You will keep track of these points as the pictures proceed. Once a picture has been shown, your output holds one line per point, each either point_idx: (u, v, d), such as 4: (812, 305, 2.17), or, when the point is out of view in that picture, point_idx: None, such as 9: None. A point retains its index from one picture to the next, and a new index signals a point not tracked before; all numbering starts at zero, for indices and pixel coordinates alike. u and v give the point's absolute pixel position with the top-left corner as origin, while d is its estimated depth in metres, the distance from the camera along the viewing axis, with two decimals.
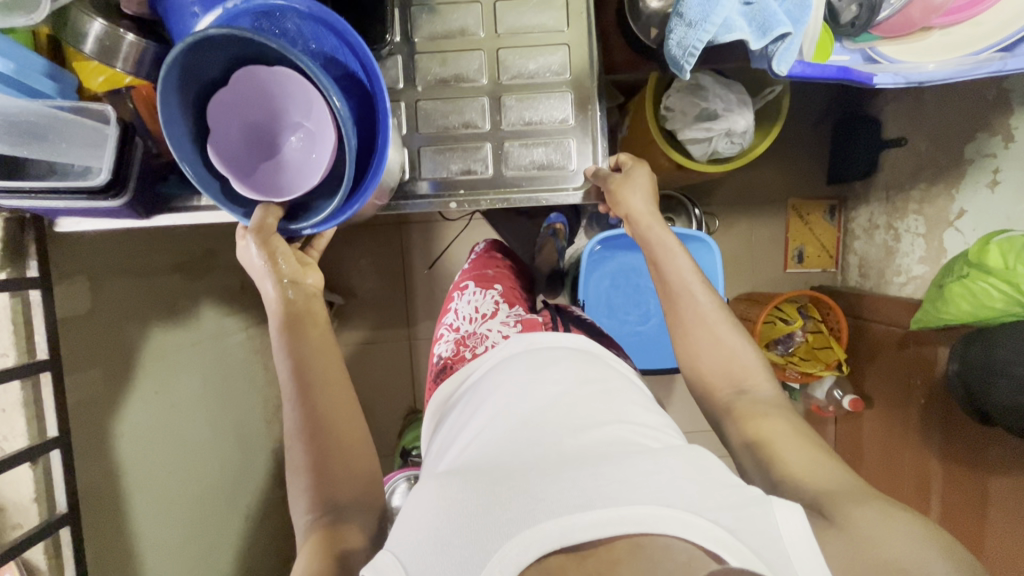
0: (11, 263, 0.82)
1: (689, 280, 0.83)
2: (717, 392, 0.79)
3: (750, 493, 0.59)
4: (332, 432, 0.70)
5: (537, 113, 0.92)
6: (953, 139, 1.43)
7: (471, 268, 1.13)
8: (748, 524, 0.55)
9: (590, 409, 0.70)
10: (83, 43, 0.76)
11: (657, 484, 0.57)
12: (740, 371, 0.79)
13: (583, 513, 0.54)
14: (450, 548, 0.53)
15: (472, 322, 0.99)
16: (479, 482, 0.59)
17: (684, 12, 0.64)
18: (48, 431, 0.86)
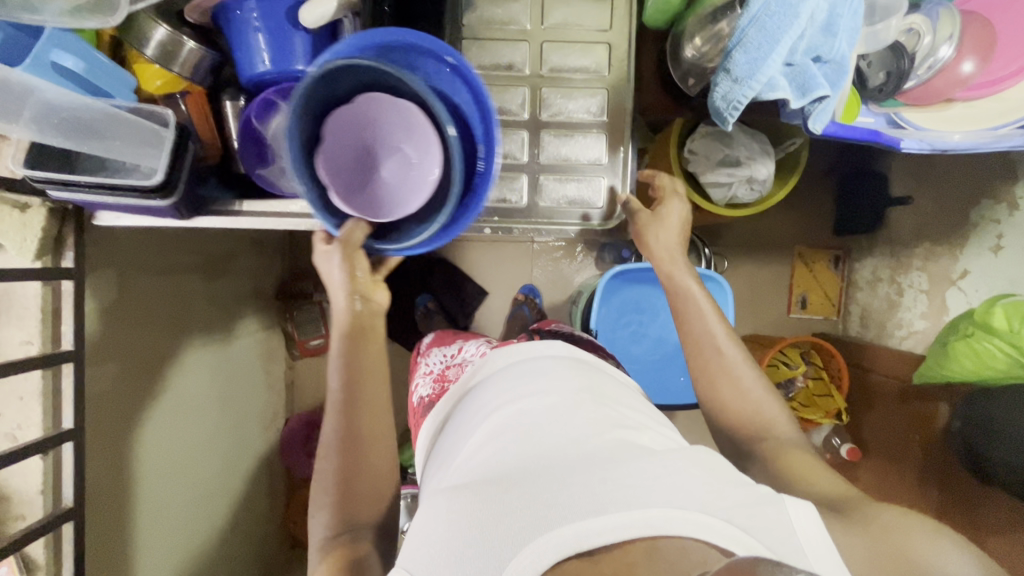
0: (49, 254, 0.82)
1: (712, 329, 0.86)
2: (738, 436, 0.81)
3: (761, 492, 0.62)
4: (362, 447, 0.74)
5: (573, 149, 0.96)
6: (960, 202, 1.49)
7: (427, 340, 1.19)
8: (760, 524, 0.57)
9: (589, 415, 0.71)
10: (146, 48, 0.80)
11: (671, 486, 0.59)
12: (761, 420, 0.80)
13: (596, 518, 0.55)
14: (468, 556, 0.54)
15: (448, 359, 1.05)
16: (490, 492, 0.60)
17: (731, 68, 0.67)
18: (62, 423, 0.85)
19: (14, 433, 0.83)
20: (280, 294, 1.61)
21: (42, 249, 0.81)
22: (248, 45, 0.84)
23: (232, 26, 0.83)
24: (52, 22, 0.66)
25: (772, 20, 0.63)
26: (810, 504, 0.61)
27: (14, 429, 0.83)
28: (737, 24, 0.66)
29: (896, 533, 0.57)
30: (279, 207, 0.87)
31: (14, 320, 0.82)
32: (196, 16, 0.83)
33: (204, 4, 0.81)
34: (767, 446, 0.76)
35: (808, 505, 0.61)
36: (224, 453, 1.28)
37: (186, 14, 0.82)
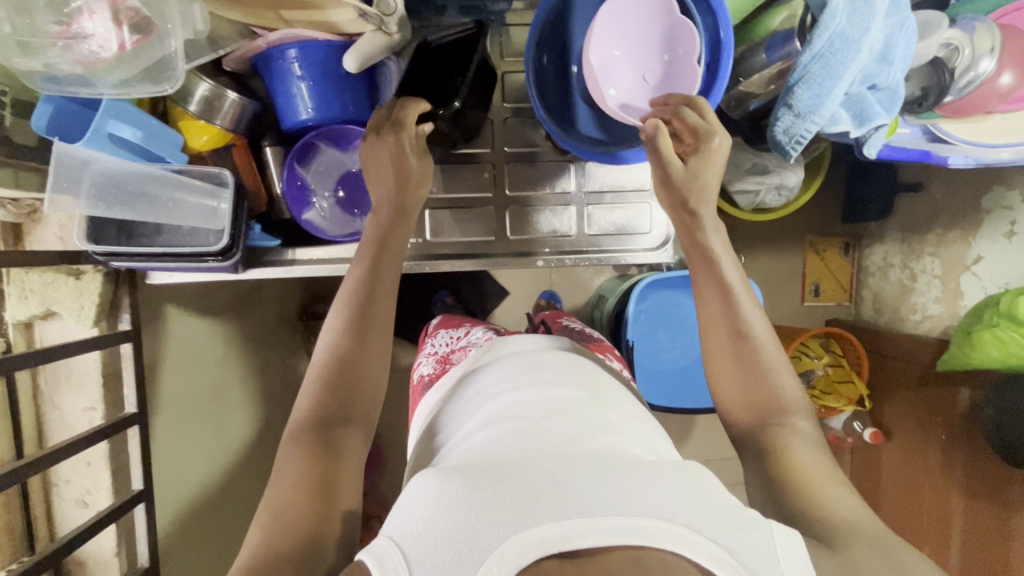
0: (104, 318, 0.81)
1: (731, 281, 0.70)
2: (739, 418, 0.67)
3: (749, 514, 0.52)
4: (370, 361, 0.65)
5: (621, 178, 0.93)
6: (970, 188, 1.53)
7: (435, 325, 1.17)
8: (750, 547, 0.48)
9: (584, 429, 0.67)
10: (189, 103, 0.78)
11: (658, 493, 0.52)
12: (767, 397, 0.66)
13: (584, 517, 0.48)
14: (449, 540, 0.48)
15: (455, 341, 1.04)
16: (481, 479, 0.53)
17: (794, 103, 0.67)
18: (131, 484, 0.85)
19: (84, 499, 0.83)
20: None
21: (99, 315, 0.80)
22: (289, 91, 0.83)
23: (274, 75, 0.82)
24: (106, 93, 0.65)
25: (835, 57, 0.64)
26: (799, 534, 0.51)
27: (85, 493, 0.83)
28: (797, 61, 0.66)
29: (875, 556, 0.51)
30: (336, 254, 0.91)
31: (75, 387, 0.81)
32: (234, 65, 0.84)
33: (248, 54, 0.81)
34: (773, 431, 0.65)
35: (797, 535, 0.51)
36: None
37: (225, 63, 0.83)
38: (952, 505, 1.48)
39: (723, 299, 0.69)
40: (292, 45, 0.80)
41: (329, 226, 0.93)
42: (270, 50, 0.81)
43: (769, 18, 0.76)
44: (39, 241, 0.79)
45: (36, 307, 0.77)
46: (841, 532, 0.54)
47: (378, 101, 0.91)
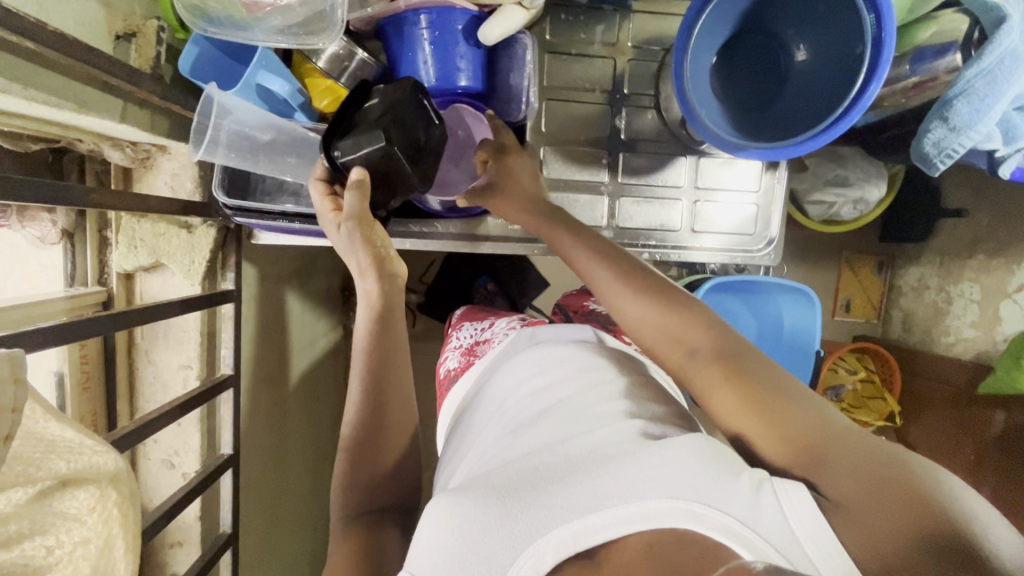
0: (208, 276, 0.79)
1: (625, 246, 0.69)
2: (670, 359, 0.63)
3: (759, 476, 0.50)
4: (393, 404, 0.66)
5: (730, 176, 0.92)
6: (1017, 218, 1.55)
7: (458, 316, 1.07)
8: (767, 515, 0.46)
9: (599, 397, 0.63)
10: (319, 58, 0.75)
11: (669, 471, 0.50)
12: (682, 330, 0.62)
13: (594, 514, 0.49)
14: (466, 563, 0.48)
15: (479, 334, 0.95)
16: (491, 491, 0.53)
17: (951, 117, 0.68)
18: (220, 449, 0.82)
19: (171, 460, 0.80)
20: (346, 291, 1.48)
21: (205, 272, 0.77)
22: (416, 59, 0.81)
23: (404, 40, 0.80)
24: (260, 41, 0.62)
25: (1002, 74, 0.64)
26: (800, 484, 0.48)
27: (171, 454, 0.80)
28: (959, 75, 0.66)
29: (856, 481, 0.46)
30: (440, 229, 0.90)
31: (171, 344, 0.78)
32: (360, 25, 0.81)
33: (378, 16, 0.79)
34: (703, 362, 0.60)
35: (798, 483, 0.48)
36: (310, 462, 1.25)
37: (352, 23, 0.81)
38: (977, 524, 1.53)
39: (608, 270, 0.67)
40: (425, 10, 0.77)
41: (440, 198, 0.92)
42: (405, 13, 0.78)
43: (918, 29, 0.75)
44: (147, 189, 0.75)
45: (145, 259, 0.73)
46: (831, 467, 0.48)
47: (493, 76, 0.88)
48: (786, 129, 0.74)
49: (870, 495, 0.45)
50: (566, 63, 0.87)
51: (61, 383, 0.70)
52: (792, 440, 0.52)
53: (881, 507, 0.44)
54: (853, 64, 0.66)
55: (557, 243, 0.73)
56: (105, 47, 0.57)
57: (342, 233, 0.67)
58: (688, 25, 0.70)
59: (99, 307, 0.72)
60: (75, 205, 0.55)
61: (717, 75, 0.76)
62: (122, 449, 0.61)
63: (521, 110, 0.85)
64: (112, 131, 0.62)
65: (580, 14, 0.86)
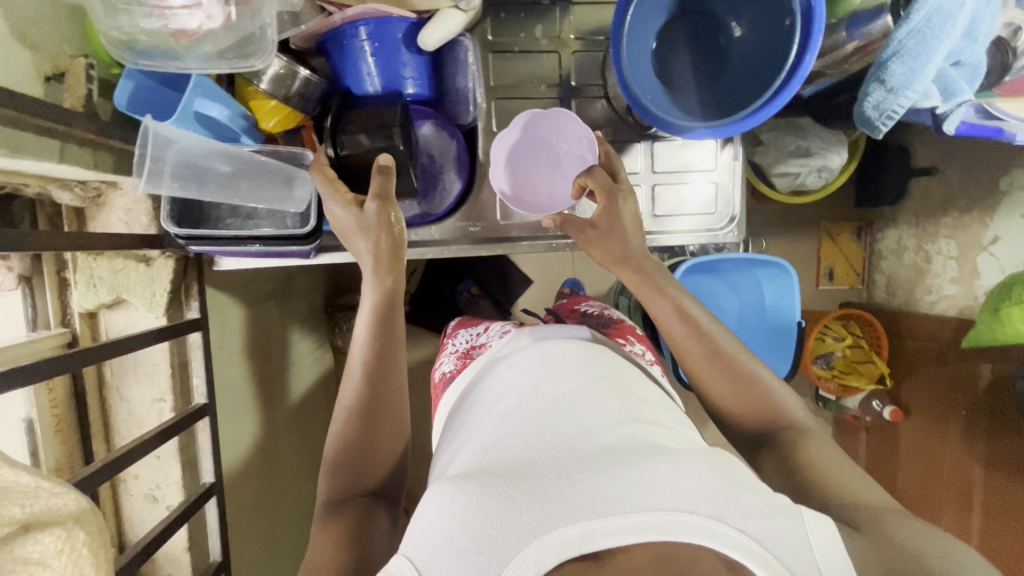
0: (172, 307, 0.78)
1: (700, 316, 0.78)
2: (748, 426, 0.74)
3: (779, 503, 0.55)
4: (392, 406, 0.68)
5: (686, 157, 0.93)
6: (986, 172, 1.56)
7: (453, 326, 1.11)
8: (776, 534, 0.51)
9: (603, 406, 0.65)
10: (261, 80, 0.75)
11: (682, 484, 0.53)
12: (769, 409, 0.73)
13: (604, 517, 0.50)
14: (467, 552, 0.49)
15: (474, 338, 0.98)
16: (497, 485, 0.54)
17: (887, 79, 0.68)
18: (202, 477, 0.82)
19: (153, 494, 0.80)
20: (329, 309, 1.47)
21: (168, 303, 0.77)
22: (359, 72, 0.80)
23: (345, 53, 0.80)
24: (194, 69, 0.62)
25: (932, 32, 0.65)
26: (827, 522, 0.54)
27: (153, 489, 0.80)
28: (891, 37, 0.67)
29: (904, 533, 0.55)
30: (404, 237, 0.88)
31: (142, 378, 0.78)
32: (301, 43, 0.81)
33: (318, 31, 0.79)
34: (785, 436, 0.71)
35: (829, 522, 0.54)
36: (304, 483, 1.25)
37: (292, 41, 0.81)
38: (974, 480, 1.53)
39: (702, 339, 0.76)
40: (367, 22, 0.78)
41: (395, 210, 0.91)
42: (343, 27, 0.78)
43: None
44: (103, 226, 0.75)
45: (105, 296, 0.73)
46: (876, 518, 0.57)
47: (443, 82, 0.88)
48: (731, 105, 0.74)
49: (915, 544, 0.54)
50: (511, 61, 0.87)
51: (31, 428, 0.69)
52: (838, 490, 0.63)
53: (906, 559, 0.53)
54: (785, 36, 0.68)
55: (641, 291, 0.81)
56: (34, 89, 0.57)
57: (368, 210, 0.70)
58: (622, 9, 0.70)
59: (64, 349, 0.72)
60: (11, 247, 0.53)
61: (658, 58, 0.76)
62: (92, 489, 0.61)
63: (470, 112, 0.87)
64: (53, 172, 0.62)
65: (519, 11, 0.86)
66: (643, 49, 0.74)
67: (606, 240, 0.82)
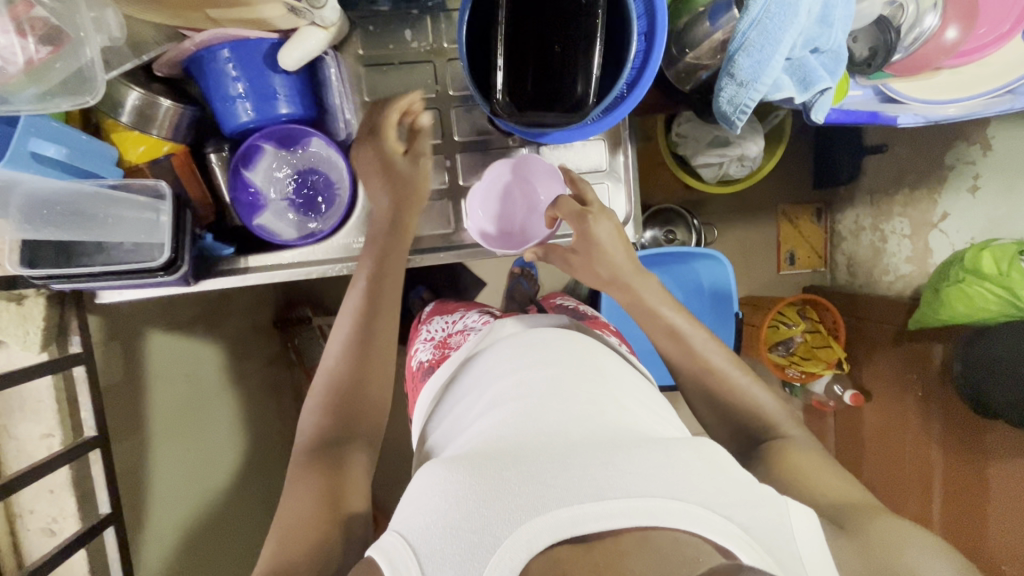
0: (53, 342, 0.79)
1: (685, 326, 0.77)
2: (734, 437, 0.73)
3: (762, 491, 0.54)
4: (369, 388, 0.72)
5: (574, 160, 0.92)
6: (931, 146, 1.49)
7: (428, 311, 1.06)
8: (762, 523, 0.50)
9: (591, 396, 0.64)
10: (120, 114, 0.76)
11: (672, 471, 0.52)
12: (753, 415, 0.72)
13: (596, 500, 0.48)
14: (459, 532, 0.48)
15: (451, 326, 0.93)
16: (487, 466, 0.53)
17: (736, 73, 0.67)
18: (99, 508, 0.83)
19: (51, 527, 0.82)
20: (280, 323, 1.45)
21: (46, 339, 0.78)
22: (226, 96, 0.80)
23: (208, 79, 0.79)
24: (24, 110, 0.61)
25: (772, 22, 0.63)
26: (817, 521, 0.53)
27: (50, 522, 0.81)
28: (736, 29, 0.65)
29: (884, 537, 0.54)
30: (291, 257, 0.88)
31: (30, 415, 0.80)
32: (166, 71, 0.80)
33: (176, 58, 0.77)
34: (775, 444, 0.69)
35: (815, 519, 0.54)
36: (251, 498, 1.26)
37: (155, 69, 0.79)
38: (931, 461, 1.48)
39: (675, 342, 0.76)
40: (225, 45, 0.76)
41: (284, 228, 0.90)
42: (200, 52, 0.77)
43: None
44: None
45: None
46: (860, 522, 0.56)
47: (322, 97, 0.88)
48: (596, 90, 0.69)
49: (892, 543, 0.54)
50: (385, 74, 0.87)
51: None
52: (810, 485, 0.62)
53: (884, 555, 0.53)
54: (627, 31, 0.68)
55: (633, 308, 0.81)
56: None
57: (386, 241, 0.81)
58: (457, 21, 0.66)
59: None
60: None
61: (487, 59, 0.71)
62: None
63: (343, 128, 0.88)
64: None
65: (388, 23, 0.85)
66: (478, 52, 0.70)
67: (590, 264, 0.81)
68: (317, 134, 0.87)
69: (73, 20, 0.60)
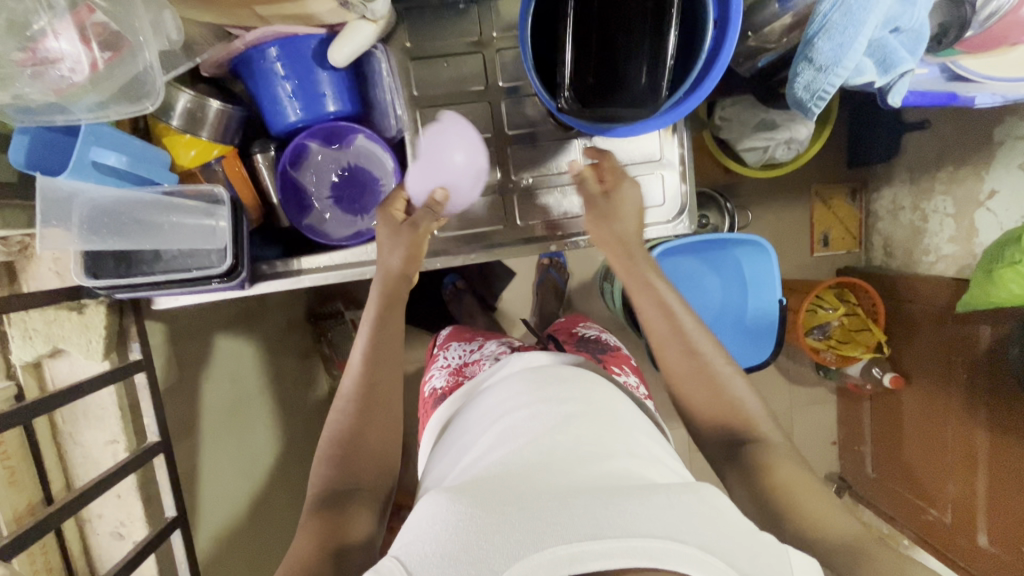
0: (114, 350, 0.79)
1: (682, 322, 0.73)
2: (710, 436, 0.71)
3: (765, 538, 0.51)
4: (376, 418, 0.70)
5: (626, 151, 0.89)
6: (980, 122, 1.43)
7: (445, 336, 1.10)
8: (765, 572, 0.48)
9: (596, 437, 0.62)
10: (172, 117, 0.74)
11: (677, 513, 0.49)
12: (739, 421, 0.69)
13: (595, 539, 0.45)
14: (458, 562, 0.46)
15: (467, 354, 0.97)
16: (489, 500, 0.50)
17: (814, 57, 0.64)
18: (165, 511, 0.84)
19: (120, 531, 0.82)
20: (313, 318, 1.46)
21: (108, 347, 0.77)
22: (274, 95, 0.78)
23: (255, 77, 0.77)
24: (84, 119, 0.61)
25: (857, 2, 0.60)
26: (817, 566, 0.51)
27: (118, 526, 0.82)
28: (817, 10, 0.63)
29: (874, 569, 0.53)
30: (341, 258, 0.87)
31: (94, 421, 0.80)
32: (212, 71, 0.78)
33: (225, 57, 0.76)
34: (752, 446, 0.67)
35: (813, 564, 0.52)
36: (298, 494, 1.26)
37: (202, 70, 0.77)
38: (979, 444, 1.44)
39: (671, 327, 0.73)
40: (272, 43, 0.74)
41: (333, 228, 0.90)
42: (248, 51, 0.75)
43: None
44: (34, 278, 0.74)
45: (42, 347, 0.74)
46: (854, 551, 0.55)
47: (366, 93, 0.86)
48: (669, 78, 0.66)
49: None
50: (431, 66, 0.84)
51: None
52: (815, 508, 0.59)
53: None
54: (701, 15, 0.64)
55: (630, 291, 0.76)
56: None
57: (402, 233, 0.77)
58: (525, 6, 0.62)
59: (12, 403, 0.72)
60: None
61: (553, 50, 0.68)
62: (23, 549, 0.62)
63: (394, 125, 0.86)
64: None
65: (436, 14, 0.83)
66: (541, 43, 0.68)
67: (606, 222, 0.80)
68: (364, 130, 0.85)
69: (131, 24, 0.59)
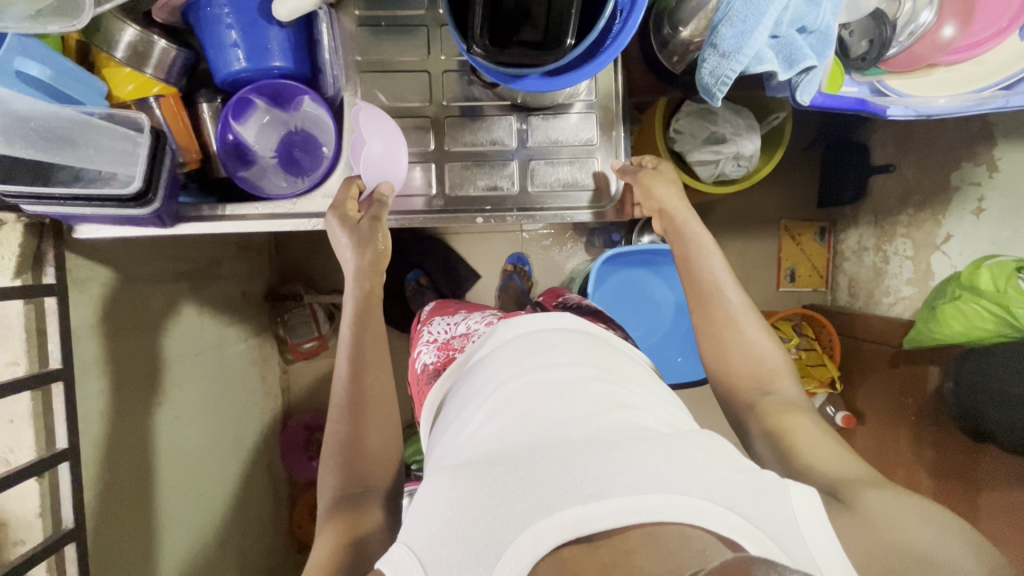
0: (28, 270, 0.81)
1: (719, 278, 0.77)
2: (740, 392, 0.72)
3: (764, 476, 0.51)
4: (367, 405, 0.70)
5: (562, 133, 0.91)
6: (938, 164, 1.35)
7: (429, 312, 1.03)
8: (764, 510, 0.48)
9: (595, 390, 0.60)
10: (115, 49, 0.78)
11: (676, 468, 0.49)
12: (765, 372, 0.72)
13: (600, 500, 0.46)
14: (466, 538, 0.46)
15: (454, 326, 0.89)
16: (492, 473, 0.50)
17: (718, 43, 0.67)
18: (57, 441, 0.83)
19: (7, 457, 0.81)
20: (269, 296, 1.46)
21: (21, 267, 0.79)
22: (221, 43, 0.79)
23: (203, 22, 0.79)
24: (12, 29, 0.62)
25: None
26: (817, 496, 0.50)
27: (6, 452, 0.81)
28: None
29: (886, 506, 0.50)
30: (267, 208, 0.88)
31: None
32: (165, 17, 0.82)
33: (174, 2, 0.79)
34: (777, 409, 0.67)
35: (815, 498, 0.50)
36: (227, 465, 1.22)
37: (154, 15, 0.81)
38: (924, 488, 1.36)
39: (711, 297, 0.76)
40: None
41: (269, 184, 0.91)
42: None
43: None
44: None
45: None
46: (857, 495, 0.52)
47: (316, 57, 0.89)
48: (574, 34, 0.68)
49: (889, 516, 0.49)
50: (378, 37, 0.88)
51: None
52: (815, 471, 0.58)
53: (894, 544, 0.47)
54: None
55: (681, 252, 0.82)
56: None
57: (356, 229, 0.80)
58: None
59: None
60: None
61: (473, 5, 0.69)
62: None
63: (331, 85, 0.90)
64: None
65: None
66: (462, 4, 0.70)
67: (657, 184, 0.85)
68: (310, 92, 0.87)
69: None
